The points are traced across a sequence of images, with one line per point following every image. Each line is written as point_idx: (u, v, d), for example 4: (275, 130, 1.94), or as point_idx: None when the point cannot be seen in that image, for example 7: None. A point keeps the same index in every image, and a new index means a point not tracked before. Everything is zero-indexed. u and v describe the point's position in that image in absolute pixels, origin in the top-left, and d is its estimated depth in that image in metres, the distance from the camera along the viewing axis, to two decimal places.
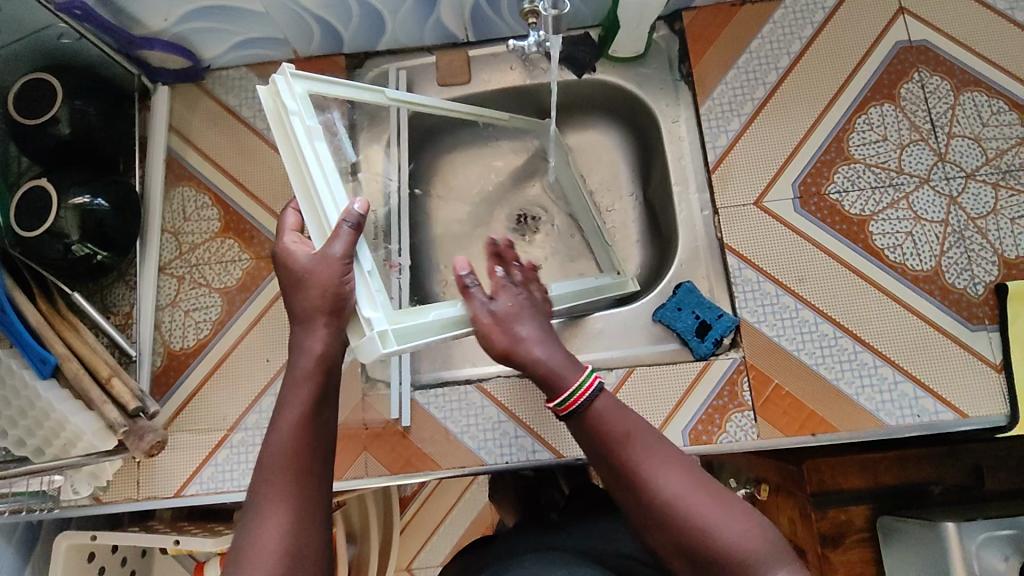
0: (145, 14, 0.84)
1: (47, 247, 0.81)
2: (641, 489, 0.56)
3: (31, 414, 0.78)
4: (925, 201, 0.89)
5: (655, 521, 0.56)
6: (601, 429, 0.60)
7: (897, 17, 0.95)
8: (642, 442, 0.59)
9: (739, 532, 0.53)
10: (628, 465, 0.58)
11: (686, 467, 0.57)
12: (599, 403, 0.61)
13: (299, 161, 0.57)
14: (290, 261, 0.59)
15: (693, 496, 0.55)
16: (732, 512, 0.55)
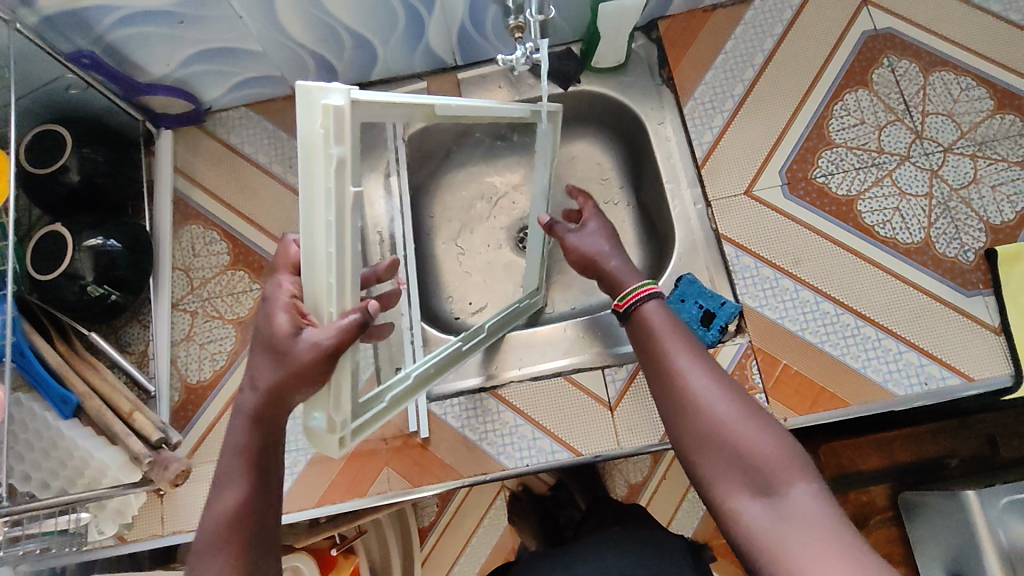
0: (148, 60, 0.88)
1: (65, 289, 0.83)
2: (675, 390, 0.60)
3: (55, 454, 0.79)
4: (907, 177, 0.93)
5: (680, 413, 0.59)
6: (651, 337, 0.64)
7: (860, 10, 1.01)
8: (684, 350, 0.62)
9: (757, 438, 0.55)
10: (666, 369, 0.61)
11: (725, 381, 0.59)
12: (654, 314, 0.66)
13: (318, 223, 0.50)
14: (273, 324, 0.55)
15: (717, 394, 0.58)
16: (757, 423, 0.56)
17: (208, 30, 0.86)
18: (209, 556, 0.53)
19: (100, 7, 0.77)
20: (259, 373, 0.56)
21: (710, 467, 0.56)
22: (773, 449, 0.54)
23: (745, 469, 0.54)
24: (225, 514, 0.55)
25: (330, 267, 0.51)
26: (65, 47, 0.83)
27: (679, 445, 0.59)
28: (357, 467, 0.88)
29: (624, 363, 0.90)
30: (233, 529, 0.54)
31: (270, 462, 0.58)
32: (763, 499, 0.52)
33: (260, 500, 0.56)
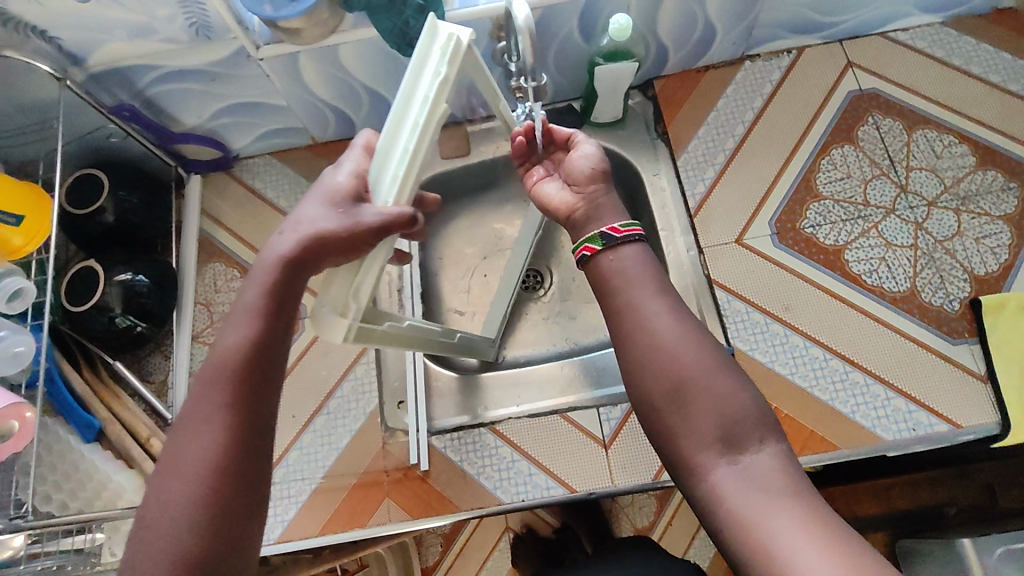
0: (183, 112, 0.97)
1: (94, 320, 0.89)
2: (644, 339, 0.56)
3: (75, 476, 0.83)
4: (893, 228, 0.97)
5: (650, 368, 0.56)
6: (620, 277, 0.60)
7: (846, 71, 1.07)
8: (656, 299, 0.58)
9: (726, 397, 0.53)
10: (631, 316, 0.58)
11: (691, 329, 0.57)
12: (629, 256, 0.61)
13: (409, 128, 0.54)
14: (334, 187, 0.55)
15: (686, 348, 0.55)
16: (729, 380, 0.55)
17: (238, 85, 0.94)
18: (208, 397, 0.52)
19: (141, 66, 0.87)
20: (309, 214, 0.53)
21: (676, 424, 0.54)
22: (740, 403, 0.54)
23: (717, 428, 0.52)
24: (234, 353, 0.53)
25: (402, 164, 0.54)
26: (109, 101, 0.92)
27: (639, 395, 0.56)
28: (359, 498, 0.91)
29: (618, 403, 0.93)
30: (239, 373, 0.53)
31: (290, 305, 0.55)
32: (729, 458, 0.51)
33: (271, 350, 0.54)
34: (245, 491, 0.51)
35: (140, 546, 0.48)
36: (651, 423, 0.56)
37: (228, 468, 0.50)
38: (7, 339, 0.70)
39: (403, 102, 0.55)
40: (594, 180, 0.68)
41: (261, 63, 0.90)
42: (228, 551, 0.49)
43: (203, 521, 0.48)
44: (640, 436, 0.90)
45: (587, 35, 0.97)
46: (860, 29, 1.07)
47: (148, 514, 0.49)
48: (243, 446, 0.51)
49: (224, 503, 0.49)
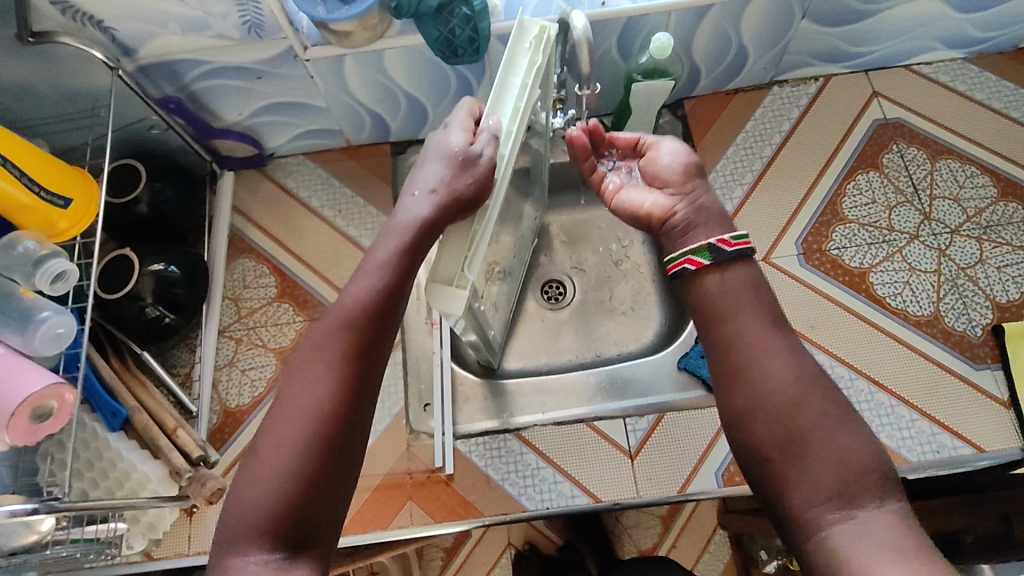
0: (225, 109, 0.98)
1: (125, 308, 0.89)
2: (756, 376, 0.54)
3: (99, 464, 0.83)
4: (917, 254, 0.99)
5: (755, 409, 0.53)
6: (726, 309, 0.58)
7: (871, 100, 1.10)
8: (762, 336, 0.56)
9: (843, 443, 0.50)
10: (746, 349, 0.56)
11: (814, 372, 0.54)
12: (739, 275, 0.60)
13: (510, 111, 0.66)
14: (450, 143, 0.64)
15: (795, 388, 0.53)
16: (846, 424, 0.51)
17: (282, 85, 0.95)
18: (329, 345, 0.54)
19: (190, 60, 0.88)
20: (437, 176, 0.62)
21: (786, 470, 0.50)
22: (863, 455, 0.49)
23: (834, 476, 0.49)
24: (360, 308, 0.56)
25: (508, 142, 0.66)
26: (154, 93, 0.93)
27: (748, 442, 0.53)
28: (382, 498, 0.91)
29: (644, 414, 0.94)
30: (362, 326, 0.55)
31: (407, 267, 0.59)
32: (844, 512, 0.47)
33: (390, 309, 0.57)
34: (351, 443, 0.51)
35: (248, 481, 0.49)
36: (755, 471, 0.53)
37: (341, 416, 0.51)
38: (49, 320, 0.69)
39: (505, 87, 0.67)
40: (689, 178, 0.67)
41: (306, 64, 0.91)
42: (326, 495, 0.49)
43: (309, 465, 0.49)
44: (665, 448, 0.91)
45: (625, 54, 0.99)
46: (886, 61, 1.10)
47: (260, 449, 0.50)
48: (355, 399, 0.53)
49: (330, 450, 0.50)
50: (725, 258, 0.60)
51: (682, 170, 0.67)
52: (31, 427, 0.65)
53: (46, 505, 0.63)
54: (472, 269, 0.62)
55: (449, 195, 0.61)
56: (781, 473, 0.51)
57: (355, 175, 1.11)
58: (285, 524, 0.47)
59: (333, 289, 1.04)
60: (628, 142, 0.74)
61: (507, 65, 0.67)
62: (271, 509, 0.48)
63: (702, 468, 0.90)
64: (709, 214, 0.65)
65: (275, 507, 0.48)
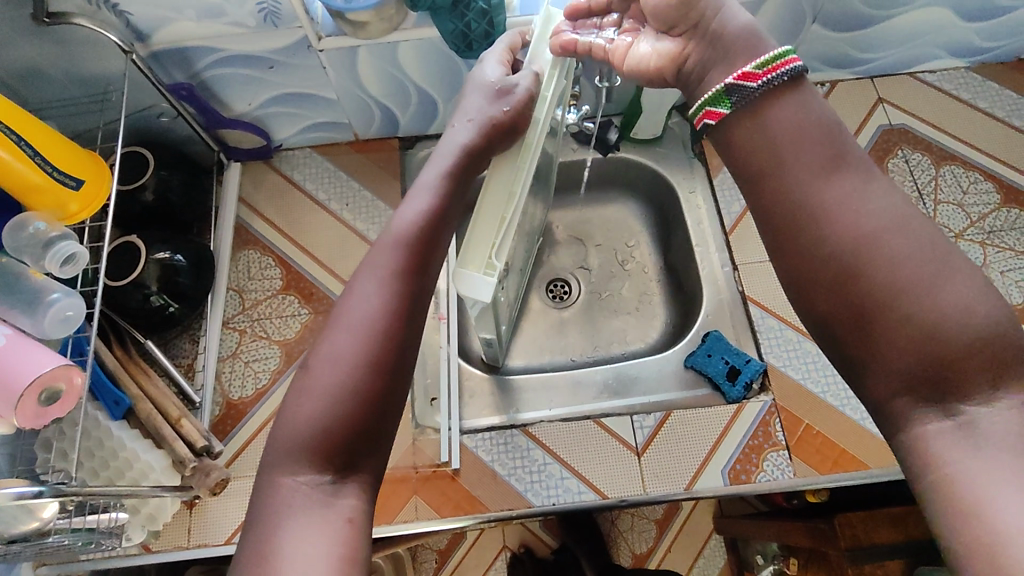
0: (234, 98, 0.98)
1: (129, 296, 0.88)
2: (825, 236, 0.51)
3: (99, 454, 0.81)
4: None
5: (826, 269, 0.51)
6: (789, 156, 0.54)
7: (876, 106, 1.11)
8: (831, 185, 0.52)
9: (934, 299, 0.47)
10: (813, 206, 0.52)
11: (896, 219, 0.50)
12: (800, 122, 0.55)
13: (549, 61, 0.74)
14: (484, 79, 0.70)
15: (873, 238, 0.49)
16: (937, 277, 0.48)
17: (294, 76, 0.95)
18: (380, 262, 0.55)
19: (203, 48, 0.87)
20: (477, 109, 0.67)
21: (865, 334, 0.49)
22: (967, 316, 0.46)
23: (920, 337, 0.46)
24: (410, 228, 0.57)
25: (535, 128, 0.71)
26: (165, 80, 0.92)
27: (819, 309, 0.52)
28: (387, 493, 0.90)
29: (651, 412, 0.93)
30: (412, 246, 0.57)
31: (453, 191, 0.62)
32: (928, 401, 0.46)
33: (436, 232, 0.59)
34: (405, 355, 0.52)
35: (303, 393, 0.50)
36: (832, 340, 0.51)
37: (396, 327, 0.52)
38: (59, 302, 0.68)
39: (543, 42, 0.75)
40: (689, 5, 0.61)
41: (320, 55, 0.91)
42: (388, 387, 0.51)
43: (366, 375, 0.50)
44: (672, 446, 0.90)
45: None
46: (891, 68, 1.11)
47: (315, 363, 0.50)
48: (407, 313, 0.54)
49: (388, 360, 0.51)
50: (752, 98, 0.56)
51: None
52: (40, 409, 0.64)
53: (50, 489, 0.63)
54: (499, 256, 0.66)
55: (486, 125, 0.66)
56: (860, 347, 0.49)
57: (363, 169, 1.11)
58: (342, 439, 0.48)
59: (339, 282, 1.03)
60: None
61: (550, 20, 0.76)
62: (330, 419, 0.48)
63: (709, 465, 0.89)
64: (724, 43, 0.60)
65: (333, 417, 0.48)
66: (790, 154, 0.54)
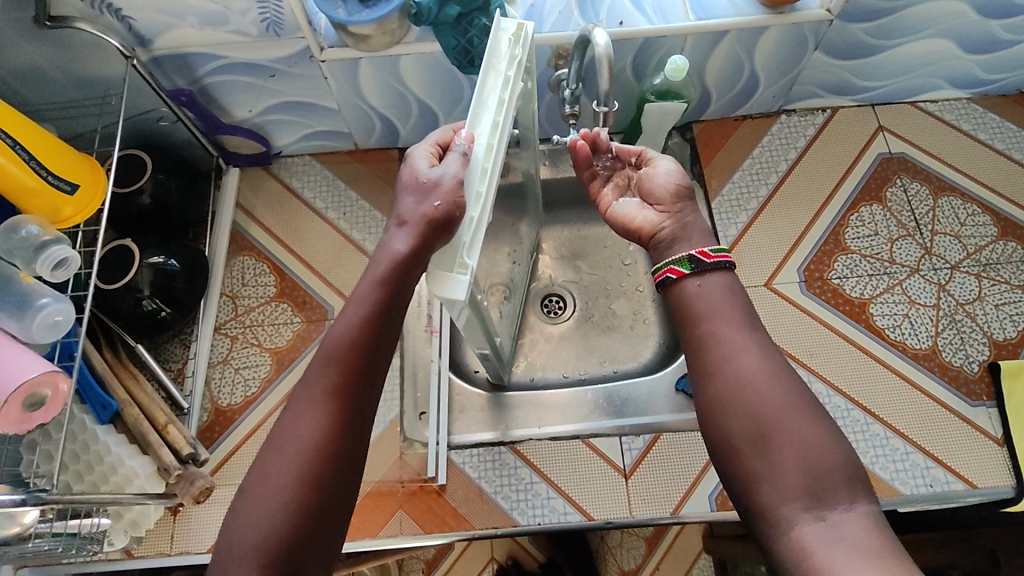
0: (235, 105, 0.98)
1: (121, 300, 0.88)
2: (725, 377, 0.56)
3: (85, 457, 0.81)
4: (917, 287, 1.00)
5: (725, 401, 0.55)
6: (700, 306, 0.60)
7: (876, 134, 1.11)
8: (737, 331, 0.58)
9: (816, 443, 0.52)
10: (713, 348, 0.57)
11: (782, 369, 0.56)
12: (708, 284, 0.61)
13: (491, 123, 0.64)
14: (414, 169, 0.63)
15: (763, 384, 0.54)
16: (817, 425, 0.53)
17: (295, 85, 0.95)
18: (315, 381, 0.56)
19: (204, 54, 0.87)
20: (409, 208, 0.59)
21: (755, 464, 0.52)
22: (833, 452, 0.51)
23: (803, 475, 0.50)
24: (342, 342, 0.57)
25: (489, 157, 0.62)
26: (167, 85, 0.92)
27: (721, 437, 0.55)
28: (372, 506, 0.90)
29: (640, 434, 0.93)
30: (344, 361, 0.56)
31: (393, 312, 0.59)
32: (815, 512, 0.49)
33: (376, 338, 0.58)
34: (343, 473, 0.53)
35: (237, 526, 0.50)
36: (725, 465, 0.54)
37: (331, 450, 0.53)
38: (48, 307, 0.68)
39: (480, 103, 0.64)
40: (680, 199, 0.68)
41: (322, 65, 0.91)
42: (318, 534, 0.51)
43: (301, 495, 0.51)
44: (660, 470, 0.90)
45: (639, 73, 1.00)
46: (893, 96, 1.11)
47: (250, 486, 0.52)
48: (346, 430, 0.54)
49: (322, 481, 0.52)
50: (700, 268, 0.61)
51: (676, 189, 0.69)
52: (24, 415, 0.64)
53: (31, 496, 0.63)
54: (471, 253, 0.59)
55: (419, 223, 0.58)
56: (748, 473, 0.53)
57: (362, 179, 1.11)
58: (280, 553, 0.49)
59: (333, 291, 1.03)
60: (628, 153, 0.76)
61: (486, 71, 0.65)
62: (263, 539, 0.49)
63: (696, 492, 0.89)
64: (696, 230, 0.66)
65: (266, 535, 0.49)
66: (701, 305, 0.60)
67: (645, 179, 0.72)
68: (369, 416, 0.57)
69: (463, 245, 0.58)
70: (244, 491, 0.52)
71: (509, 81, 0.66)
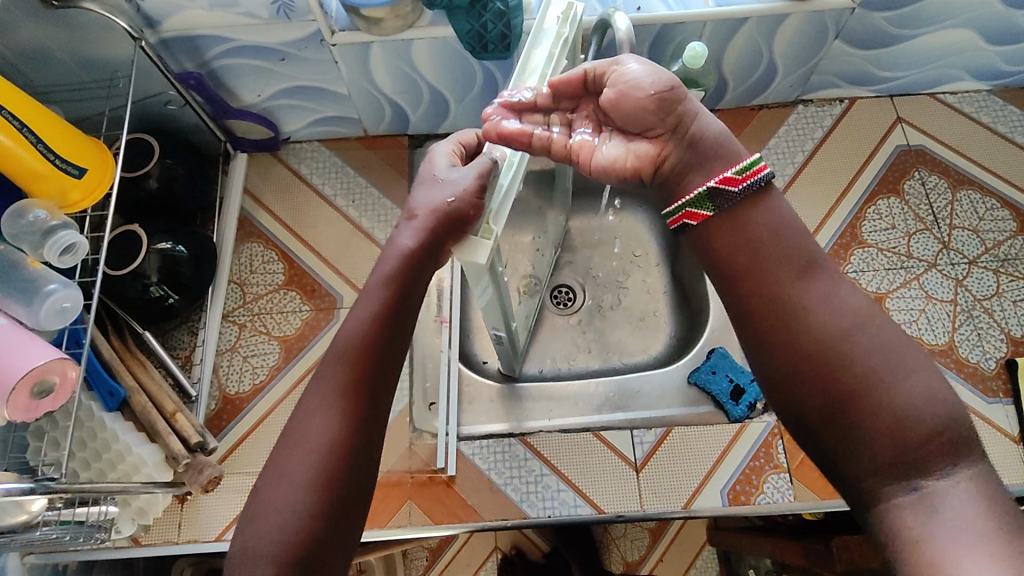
0: (244, 89, 0.96)
1: (128, 286, 0.87)
2: (788, 341, 0.50)
3: (93, 444, 0.80)
4: (934, 282, 0.99)
5: (791, 370, 0.49)
6: (754, 256, 0.53)
7: (895, 125, 1.09)
8: (791, 284, 0.51)
9: (908, 399, 0.45)
10: (768, 309, 0.51)
11: (856, 318, 0.49)
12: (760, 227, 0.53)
13: (531, 95, 0.66)
14: (433, 164, 0.62)
15: (831, 344, 0.48)
16: (907, 377, 0.46)
17: (305, 69, 0.93)
18: (327, 377, 0.53)
19: (213, 37, 0.85)
20: (424, 203, 0.58)
21: (838, 435, 0.46)
22: (927, 408, 0.44)
23: (894, 440, 0.44)
24: (353, 337, 0.54)
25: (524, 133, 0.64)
26: (175, 68, 0.91)
27: (795, 411, 0.49)
28: (381, 496, 0.89)
29: (652, 427, 0.92)
30: (357, 357, 0.53)
31: (404, 310, 0.56)
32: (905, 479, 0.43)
33: (389, 332, 0.55)
34: (359, 472, 0.50)
35: (250, 531, 0.47)
36: (806, 441, 0.48)
37: (346, 448, 0.50)
38: (55, 293, 0.67)
39: (522, 80, 0.66)
40: (667, 110, 0.56)
41: (332, 49, 0.89)
42: (332, 539, 0.48)
43: (317, 494, 0.48)
44: (672, 464, 0.89)
45: (656, 61, 0.98)
46: (912, 87, 1.09)
47: (262, 488, 0.49)
48: (361, 426, 0.51)
49: (338, 479, 0.49)
50: (732, 202, 0.54)
51: (655, 104, 0.55)
52: (32, 402, 0.63)
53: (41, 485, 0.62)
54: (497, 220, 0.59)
55: (431, 218, 0.57)
56: (827, 443, 0.47)
57: (371, 166, 1.09)
58: (295, 558, 0.46)
59: (342, 279, 1.02)
60: (576, 82, 0.61)
61: (530, 48, 0.68)
62: (280, 543, 0.46)
63: (708, 486, 0.88)
64: (704, 151, 0.56)
65: (283, 537, 0.46)
66: (753, 255, 0.53)
67: (618, 98, 0.57)
68: (383, 417, 0.54)
69: (491, 210, 0.59)
70: (255, 494, 0.49)
71: (555, 59, 0.68)
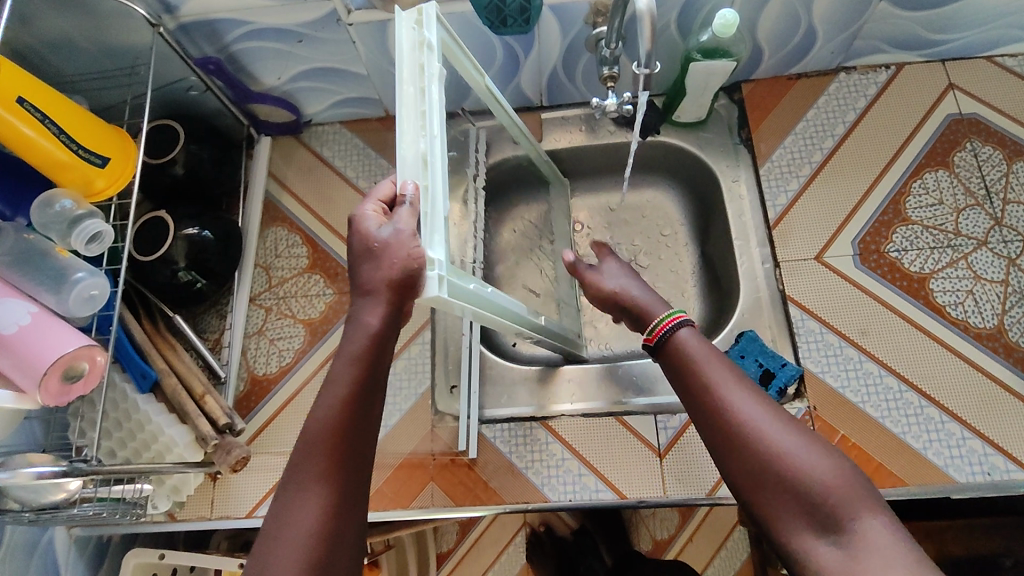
0: (264, 72, 0.96)
1: (158, 273, 0.89)
2: (712, 432, 0.57)
3: (128, 425, 0.83)
4: (983, 261, 0.93)
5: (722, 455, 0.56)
6: (684, 364, 0.62)
7: (946, 92, 1.02)
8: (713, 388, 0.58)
9: (820, 474, 0.51)
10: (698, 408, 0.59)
11: (759, 414, 0.56)
12: (688, 341, 0.63)
13: (418, 110, 0.56)
14: (365, 233, 0.57)
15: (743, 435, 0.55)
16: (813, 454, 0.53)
17: (323, 50, 0.92)
18: (305, 461, 0.55)
19: (230, 20, 0.85)
20: (370, 276, 0.55)
21: (764, 504, 0.53)
22: (828, 479, 0.51)
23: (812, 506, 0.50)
24: (326, 423, 0.56)
25: (423, 139, 0.55)
26: (195, 53, 0.91)
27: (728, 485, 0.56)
28: (405, 477, 0.90)
29: (677, 413, 0.90)
30: (331, 442, 0.55)
31: (374, 390, 0.57)
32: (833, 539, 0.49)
33: (361, 416, 0.57)
34: (342, 552, 0.52)
35: None
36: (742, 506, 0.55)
37: (327, 532, 0.52)
38: (83, 281, 0.70)
39: (427, 94, 0.56)
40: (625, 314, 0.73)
41: (350, 28, 0.87)
42: None
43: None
44: (695, 449, 0.87)
45: (684, 30, 0.93)
46: (967, 50, 1.01)
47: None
48: (341, 510, 0.54)
49: (323, 562, 0.51)
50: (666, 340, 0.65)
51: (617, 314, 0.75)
52: (63, 387, 0.65)
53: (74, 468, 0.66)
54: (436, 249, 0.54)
55: (383, 289, 0.54)
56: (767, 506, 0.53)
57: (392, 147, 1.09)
58: None
59: None
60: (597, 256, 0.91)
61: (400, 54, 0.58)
62: None
63: None
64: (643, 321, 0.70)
65: None
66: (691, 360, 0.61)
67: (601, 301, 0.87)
68: (361, 494, 0.56)
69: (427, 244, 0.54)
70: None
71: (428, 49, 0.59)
